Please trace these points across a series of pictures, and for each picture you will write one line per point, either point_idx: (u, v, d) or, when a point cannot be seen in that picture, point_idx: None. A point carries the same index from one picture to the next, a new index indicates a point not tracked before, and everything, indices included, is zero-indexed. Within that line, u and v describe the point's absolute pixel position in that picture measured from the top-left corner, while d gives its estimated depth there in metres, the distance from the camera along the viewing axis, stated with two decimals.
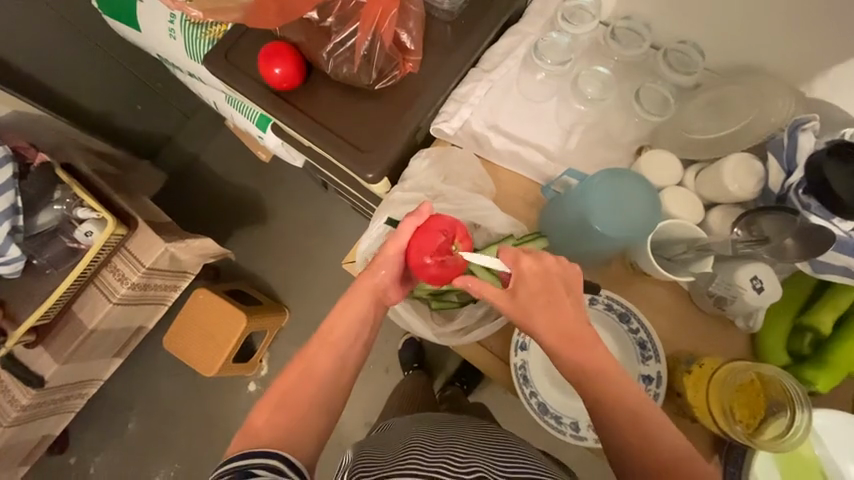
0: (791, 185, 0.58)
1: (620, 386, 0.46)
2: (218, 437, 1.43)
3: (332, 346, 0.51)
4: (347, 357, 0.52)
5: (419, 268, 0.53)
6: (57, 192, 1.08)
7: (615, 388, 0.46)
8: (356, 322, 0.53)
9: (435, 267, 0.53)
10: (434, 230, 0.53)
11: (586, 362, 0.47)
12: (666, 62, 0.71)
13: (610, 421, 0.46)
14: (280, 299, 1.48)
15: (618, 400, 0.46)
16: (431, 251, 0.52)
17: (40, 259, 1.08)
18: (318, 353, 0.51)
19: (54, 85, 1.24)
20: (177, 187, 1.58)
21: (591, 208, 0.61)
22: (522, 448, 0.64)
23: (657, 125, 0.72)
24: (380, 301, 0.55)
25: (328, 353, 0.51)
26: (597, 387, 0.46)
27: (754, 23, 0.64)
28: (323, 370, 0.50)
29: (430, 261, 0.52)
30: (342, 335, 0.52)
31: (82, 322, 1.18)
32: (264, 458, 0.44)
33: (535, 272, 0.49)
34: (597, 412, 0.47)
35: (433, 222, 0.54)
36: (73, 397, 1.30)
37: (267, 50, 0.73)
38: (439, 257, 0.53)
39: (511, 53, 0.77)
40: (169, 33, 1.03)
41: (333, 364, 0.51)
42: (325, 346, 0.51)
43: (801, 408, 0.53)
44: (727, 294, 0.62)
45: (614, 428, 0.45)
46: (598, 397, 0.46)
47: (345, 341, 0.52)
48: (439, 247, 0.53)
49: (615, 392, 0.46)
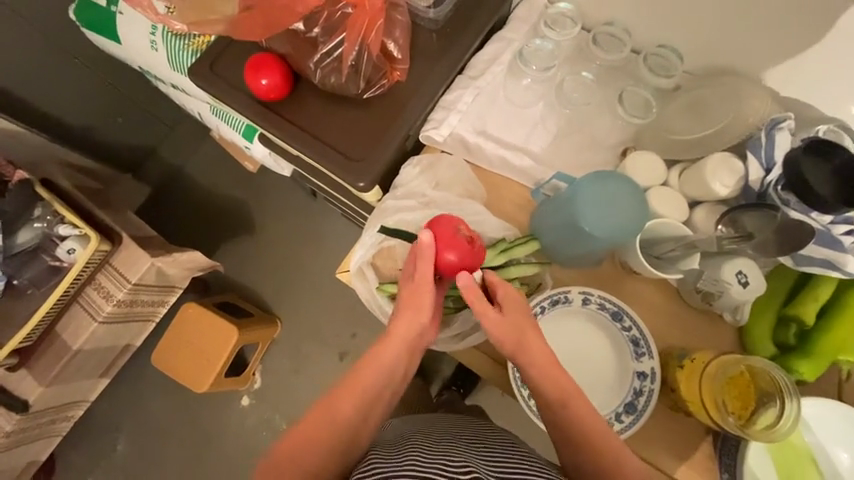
0: (770, 182, 0.61)
1: (592, 416, 0.53)
2: (212, 453, 1.40)
3: (365, 381, 0.56)
4: (381, 394, 0.56)
5: (447, 267, 0.59)
6: (37, 209, 1.05)
7: (589, 418, 0.52)
8: (386, 373, 0.57)
9: (460, 256, 0.59)
10: (445, 229, 0.60)
11: (564, 392, 0.53)
12: (647, 65, 0.73)
13: (587, 443, 0.51)
14: (271, 310, 1.46)
15: (593, 430, 0.52)
16: (452, 247, 0.59)
17: (21, 279, 1.05)
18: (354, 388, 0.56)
19: (32, 100, 1.21)
20: (162, 199, 1.55)
21: (580, 211, 0.62)
22: (523, 449, 0.64)
23: (640, 127, 0.74)
24: (416, 344, 0.59)
25: (362, 390, 0.55)
26: (571, 414, 0.52)
27: (728, 25, 0.66)
28: (354, 402, 0.55)
29: (456, 254, 0.58)
30: (376, 375, 0.56)
31: (66, 343, 1.14)
32: None
33: (510, 297, 0.58)
34: (570, 439, 0.52)
35: (442, 222, 0.61)
36: (59, 420, 1.26)
37: (253, 61, 0.73)
38: (461, 247, 0.59)
39: (496, 59, 0.79)
40: (150, 45, 1.02)
41: (367, 400, 0.55)
42: (358, 383, 0.56)
43: (790, 398, 0.55)
44: (714, 289, 0.64)
45: (584, 453, 0.51)
46: (574, 427, 0.52)
47: (378, 384, 0.56)
48: (458, 239, 0.59)
49: (589, 419, 0.52)
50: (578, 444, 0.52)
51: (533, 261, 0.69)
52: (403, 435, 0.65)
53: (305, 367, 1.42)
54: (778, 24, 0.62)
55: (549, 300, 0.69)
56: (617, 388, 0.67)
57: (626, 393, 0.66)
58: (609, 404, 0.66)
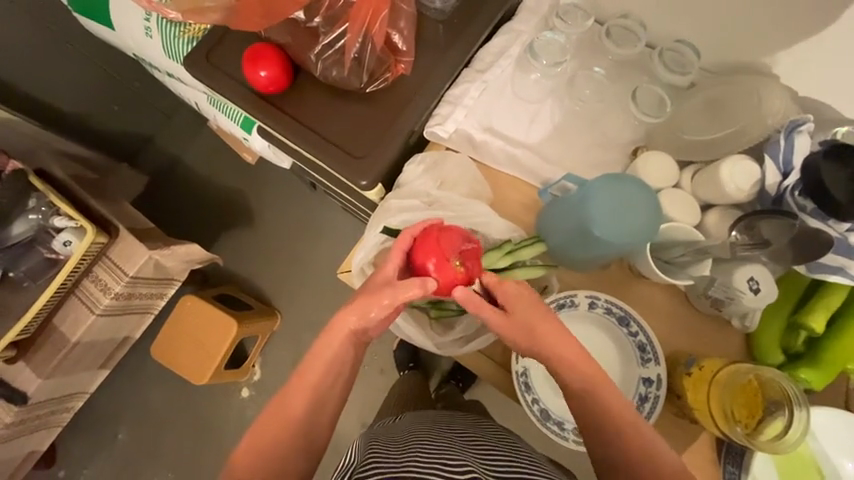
0: (787, 187, 0.58)
1: (616, 399, 0.50)
2: (212, 444, 1.41)
3: (336, 372, 0.54)
4: (340, 385, 0.55)
5: (424, 272, 0.55)
6: (31, 200, 1.03)
7: (615, 403, 0.50)
8: (338, 364, 0.54)
9: (441, 275, 0.54)
10: (431, 244, 0.55)
11: (585, 379, 0.51)
12: (662, 61, 0.70)
13: (617, 428, 0.49)
14: (270, 303, 1.45)
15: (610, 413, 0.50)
16: (438, 259, 0.54)
17: (16, 272, 1.03)
18: (320, 374, 0.54)
19: (23, 86, 1.18)
20: (159, 189, 1.52)
21: (591, 216, 0.60)
22: (524, 448, 0.64)
23: (652, 126, 0.72)
24: (357, 340, 0.55)
25: (326, 376, 0.54)
26: (605, 400, 0.50)
27: (750, 20, 0.63)
28: (330, 391, 0.54)
29: (444, 272, 0.54)
30: (332, 363, 0.54)
31: (64, 335, 1.13)
32: None
33: (517, 291, 0.55)
34: (597, 425, 0.50)
35: (442, 229, 0.56)
36: (58, 411, 1.26)
37: (252, 53, 0.70)
38: (447, 266, 0.54)
39: (504, 52, 0.75)
40: (144, 32, 0.98)
41: (337, 389, 0.54)
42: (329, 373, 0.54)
43: (800, 407, 0.54)
44: (725, 297, 0.62)
45: (615, 437, 0.49)
46: (601, 411, 0.50)
47: (332, 374, 0.54)
48: (444, 253, 0.55)
49: (613, 405, 0.50)
50: (606, 431, 0.49)
51: (539, 264, 0.67)
52: (405, 431, 0.65)
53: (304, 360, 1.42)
54: (801, 19, 0.59)
55: (555, 303, 0.68)
56: (622, 393, 0.66)
57: (631, 398, 0.65)
58: None
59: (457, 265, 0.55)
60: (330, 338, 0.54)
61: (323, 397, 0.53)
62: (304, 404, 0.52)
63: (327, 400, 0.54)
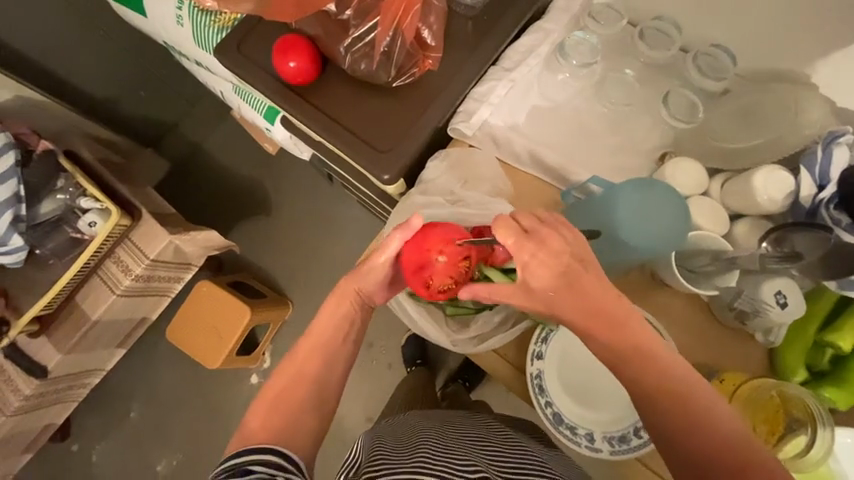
0: (822, 200, 0.57)
1: (663, 366, 0.44)
2: (220, 428, 1.43)
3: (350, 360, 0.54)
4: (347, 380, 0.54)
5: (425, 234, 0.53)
6: (60, 181, 1.06)
7: (665, 371, 0.44)
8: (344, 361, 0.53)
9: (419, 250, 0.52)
10: (452, 235, 0.54)
11: (627, 345, 0.45)
12: (696, 65, 0.69)
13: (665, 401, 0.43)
14: (283, 293, 1.46)
15: (640, 353, 0.44)
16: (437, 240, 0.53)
17: (43, 249, 1.06)
18: (325, 327, 0.53)
19: (56, 70, 1.21)
20: (180, 175, 1.55)
21: (616, 216, 0.59)
22: (530, 447, 0.64)
23: (681, 132, 0.71)
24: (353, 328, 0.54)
25: (328, 328, 0.53)
26: (650, 366, 0.44)
27: (794, 24, 0.61)
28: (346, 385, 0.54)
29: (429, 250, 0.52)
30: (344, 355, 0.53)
31: (85, 312, 1.17)
32: (260, 454, 0.46)
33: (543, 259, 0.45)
34: (642, 391, 0.44)
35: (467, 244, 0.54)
36: (75, 386, 1.30)
37: (281, 44, 0.70)
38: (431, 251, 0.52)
39: (533, 50, 0.74)
40: (175, 20, 0.99)
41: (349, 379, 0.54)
42: (327, 319, 0.53)
43: (824, 427, 0.53)
44: (751, 309, 0.61)
45: (665, 407, 0.43)
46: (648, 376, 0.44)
47: (341, 331, 0.53)
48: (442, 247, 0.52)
49: (661, 369, 0.44)
50: (653, 397, 0.44)
51: None
52: (413, 428, 0.66)
53: None
54: (848, 24, 0.57)
55: None
56: None
57: None
58: (629, 417, 0.65)
59: (440, 258, 0.52)
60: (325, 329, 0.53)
61: (338, 388, 0.53)
62: (321, 399, 0.51)
63: (340, 391, 0.53)
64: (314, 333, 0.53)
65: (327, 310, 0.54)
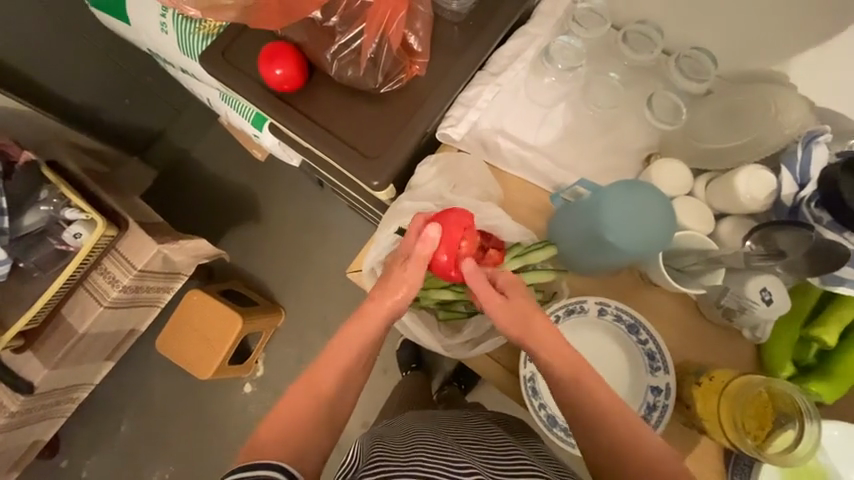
0: (803, 198, 0.58)
1: (595, 389, 0.49)
2: (214, 438, 1.41)
3: (353, 372, 0.53)
4: (342, 388, 0.52)
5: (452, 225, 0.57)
6: (44, 192, 1.04)
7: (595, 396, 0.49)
8: (337, 368, 0.52)
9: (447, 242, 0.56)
10: (463, 221, 0.58)
11: (568, 368, 0.50)
12: (678, 68, 0.70)
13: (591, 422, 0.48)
14: (275, 300, 1.45)
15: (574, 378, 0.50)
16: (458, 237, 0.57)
17: (27, 262, 1.04)
18: (349, 345, 0.53)
19: (38, 80, 1.19)
20: (167, 184, 1.53)
21: (603, 220, 0.60)
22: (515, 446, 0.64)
23: (666, 134, 0.72)
24: (376, 344, 0.55)
25: (352, 346, 0.53)
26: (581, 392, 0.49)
27: (771, 26, 0.63)
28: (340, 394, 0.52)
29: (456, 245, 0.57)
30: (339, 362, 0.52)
31: (72, 325, 1.14)
32: (264, 469, 0.44)
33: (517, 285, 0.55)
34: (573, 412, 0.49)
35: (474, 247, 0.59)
36: (63, 401, 1.27)
37: (268, 51, 0.70)
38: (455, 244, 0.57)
39: (519, 55, 0.75)
40: (160, 27, 0.98)
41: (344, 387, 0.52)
42: (353, 338, 0.53)
43: (811, 421, 0.53)
44: (737, 307, 0.62)
45: (590, 425, 0.48)
46: (579, 400, 0.49)
47: (366, 351, 0.54)
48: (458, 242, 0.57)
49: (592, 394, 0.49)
50: (583, 419, 0.49)
51: (550, 268, 0.67)
52: (407, 431, 0.65)
53: (308, 357, 1.42)
54: (823, 27, 0.59)
55: (565, 308, 0.68)
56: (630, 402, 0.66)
57: (639, 406, 0.65)
58: None
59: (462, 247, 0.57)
60: (340, 351, 0.53)
61: (332, 397, 0.51)
62: (314, 408, 0.50)
63: (333, 400, 0.52)
64: (334, 351, 0.53)
65: (359, 325, 0.54)
